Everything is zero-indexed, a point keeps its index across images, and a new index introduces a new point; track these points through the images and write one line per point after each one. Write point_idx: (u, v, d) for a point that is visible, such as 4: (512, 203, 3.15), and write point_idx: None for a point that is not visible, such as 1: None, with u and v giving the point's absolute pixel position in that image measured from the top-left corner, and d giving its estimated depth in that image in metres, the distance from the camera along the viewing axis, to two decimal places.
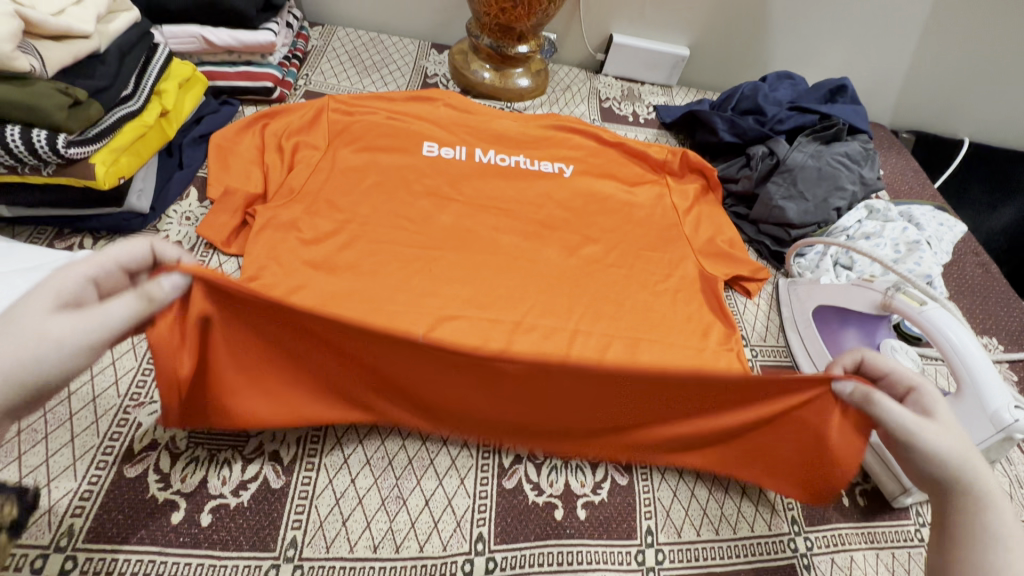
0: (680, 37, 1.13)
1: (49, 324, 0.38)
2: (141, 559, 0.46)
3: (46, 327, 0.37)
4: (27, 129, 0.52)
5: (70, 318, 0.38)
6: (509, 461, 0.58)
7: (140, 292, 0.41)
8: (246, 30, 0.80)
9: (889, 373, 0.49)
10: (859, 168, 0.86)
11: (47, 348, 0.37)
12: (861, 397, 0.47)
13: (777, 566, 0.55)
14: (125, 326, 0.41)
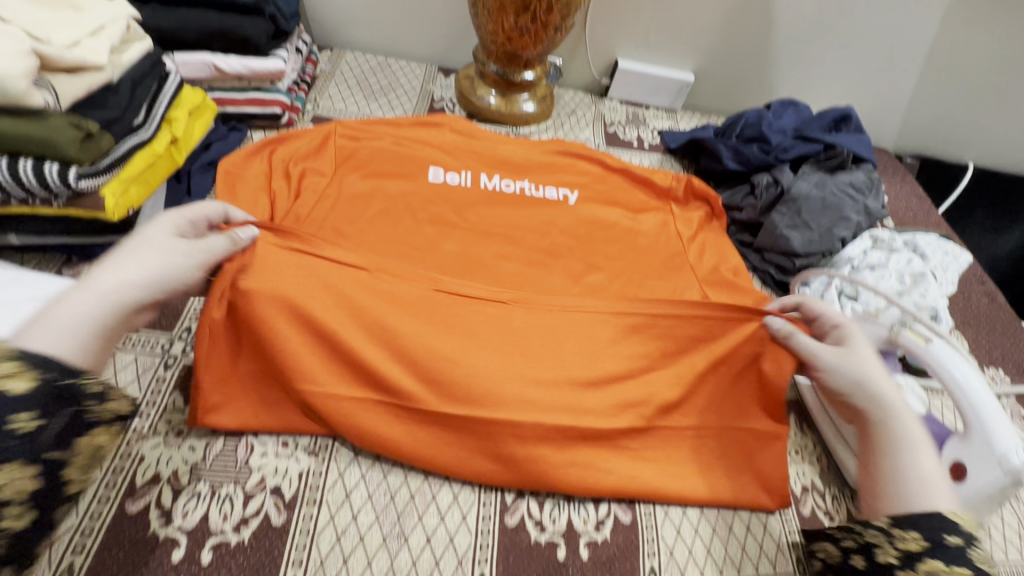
0: (685, 63, 1.14)
1: (175, 246, 0.51)
2: None
3: (173, 247, 0.50)
4: (39, 162, 0.53)
5: (187, 244, 0.52)
6: (511, 497, 0.58)
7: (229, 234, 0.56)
8: (256, 58, 0.81)
9: (819, 316, 0.63)
10: (864, 198, 0.86)
11: (176, 264, 0.50)
12: (786, 333, 0.61)
13: None
14: (221, 256, 0.55)
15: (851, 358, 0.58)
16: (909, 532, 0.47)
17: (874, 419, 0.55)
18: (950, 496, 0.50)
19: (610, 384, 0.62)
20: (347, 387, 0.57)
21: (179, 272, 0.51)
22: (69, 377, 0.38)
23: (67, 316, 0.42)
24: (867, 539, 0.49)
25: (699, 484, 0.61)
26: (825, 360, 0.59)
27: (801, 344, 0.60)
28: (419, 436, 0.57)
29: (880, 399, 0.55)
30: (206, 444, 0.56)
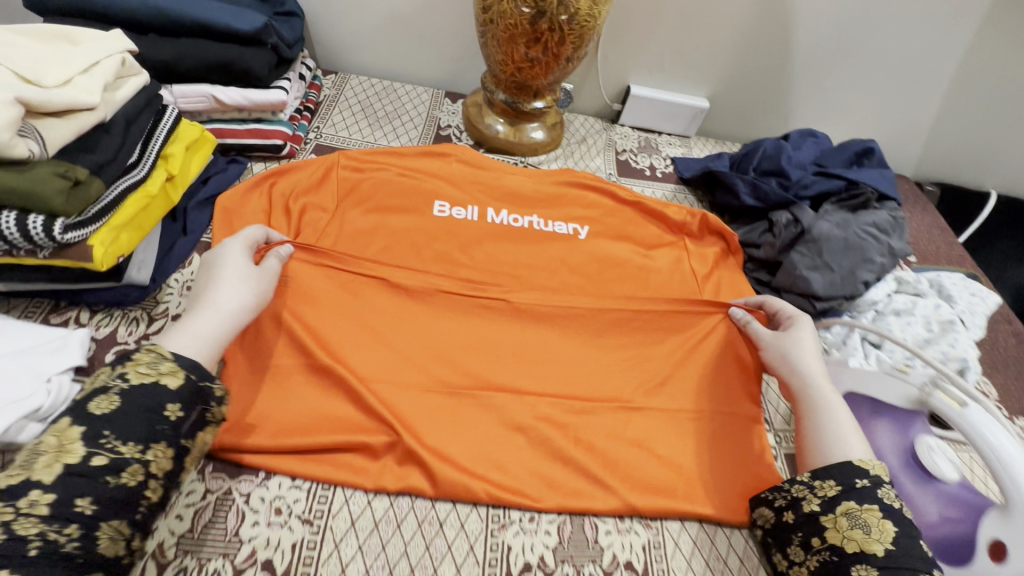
0: (700, 89, 1.11)
1: (256, 272, 0.62)
2: None
3: (253, 272, 0.62)
4: (24, 214, 0.50)
5: (260, 269, 0.63)
6: (518, 569, 0.55)
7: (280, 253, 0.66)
8: (258, 89, 0.79)
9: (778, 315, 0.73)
10: (888, 238, 0.82)
11: (261, 287, 0.62)
12: (744, 321, 0.73)
13: None
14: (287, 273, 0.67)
15: (786, 341, 0.69)
16: (826, 482, 0.56)
17: (800, 394, 0.66)
18: (865, 451, 0.59)
19: (590, 386, 0.68)
20: (351, 375, 0.62)
21: (264, 292, 0.62)
22: (204, 380, 0.52)
23: (198, 332, 0.56)
24: (794, 494, 0.57)
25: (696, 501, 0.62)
26: (766, 342, 0.71)
27: (753, 331, 0.72)
28: (425, 416, 0.61)
29: (805, 376, 0.66)
30: (194, 512, 0.52)
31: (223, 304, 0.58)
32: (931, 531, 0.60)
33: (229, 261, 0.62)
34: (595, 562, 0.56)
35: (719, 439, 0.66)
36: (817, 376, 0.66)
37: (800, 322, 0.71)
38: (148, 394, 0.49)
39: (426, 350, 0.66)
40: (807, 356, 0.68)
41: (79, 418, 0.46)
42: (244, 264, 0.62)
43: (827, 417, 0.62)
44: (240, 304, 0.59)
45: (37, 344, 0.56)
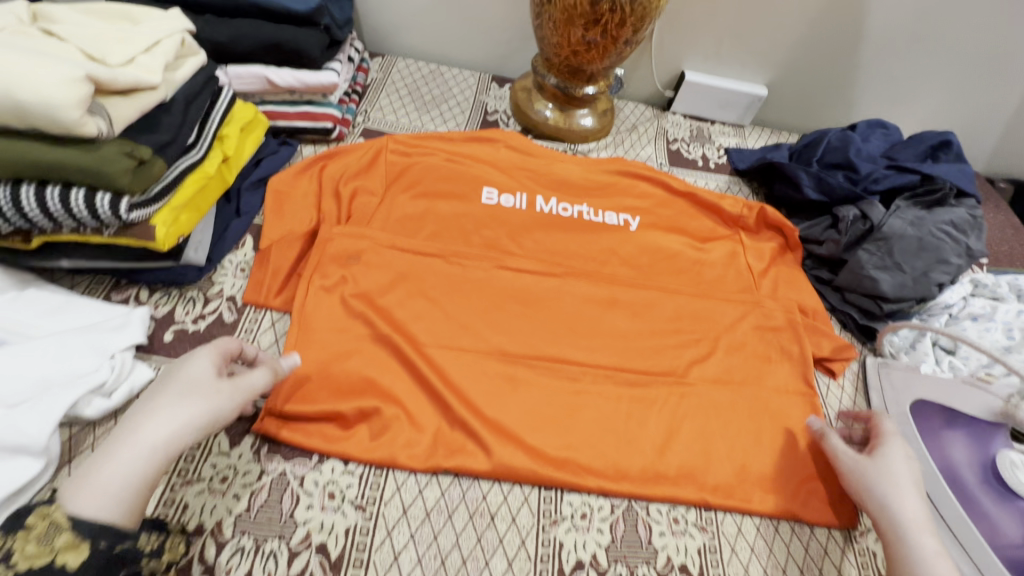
0: (758, 76, 1.05)
1: (217, 386, 0.47)
2: None
3: (216, 389, 0.47)
4: (92, 192, 0.51)
5: (230, 384, 0.48)
6: (570, 566, 0.53)
7: (272, 368, 0.53)
8: (310, 70, 0.78)
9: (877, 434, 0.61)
10: (965, 238, 0.77)
11: (222, 408, 0.46)
12: (822, 430, 0.64)
13: None
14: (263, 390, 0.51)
15: (870, 466, 0.58)
16: None
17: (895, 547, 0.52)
18: None
19: (635, 367, 0.68)
20: (407, 344, 0.64)
21: (223, 417, 0.47)
22: (121, 543, 0.40)
23: (108, 479, 0.41)
24: None
25: (753, 499, 0.61)
26: (844, 465, 0.59)
27: (832, 446, 0.62)
28: (473, 388, 0.62)
29: (898, 524, 0.53)
30: (251, 493, 0.52)
31: (158, 437, 0.43)
32: (1007, 552, 0.56)
33: (184, 370, 0.47)
34: (649, 564, 0.55)
35: (778, 439, 0.66)
36: (911, 522, 0.53)
37: (894, 449, 0.59)
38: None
39: (472, 330, 0.67)
40: (902, 494, 0.55)
41: None
42: (207, 375, 0.47)
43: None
44: (176, 432, 0.44)
45: (100, 321, 0.57)
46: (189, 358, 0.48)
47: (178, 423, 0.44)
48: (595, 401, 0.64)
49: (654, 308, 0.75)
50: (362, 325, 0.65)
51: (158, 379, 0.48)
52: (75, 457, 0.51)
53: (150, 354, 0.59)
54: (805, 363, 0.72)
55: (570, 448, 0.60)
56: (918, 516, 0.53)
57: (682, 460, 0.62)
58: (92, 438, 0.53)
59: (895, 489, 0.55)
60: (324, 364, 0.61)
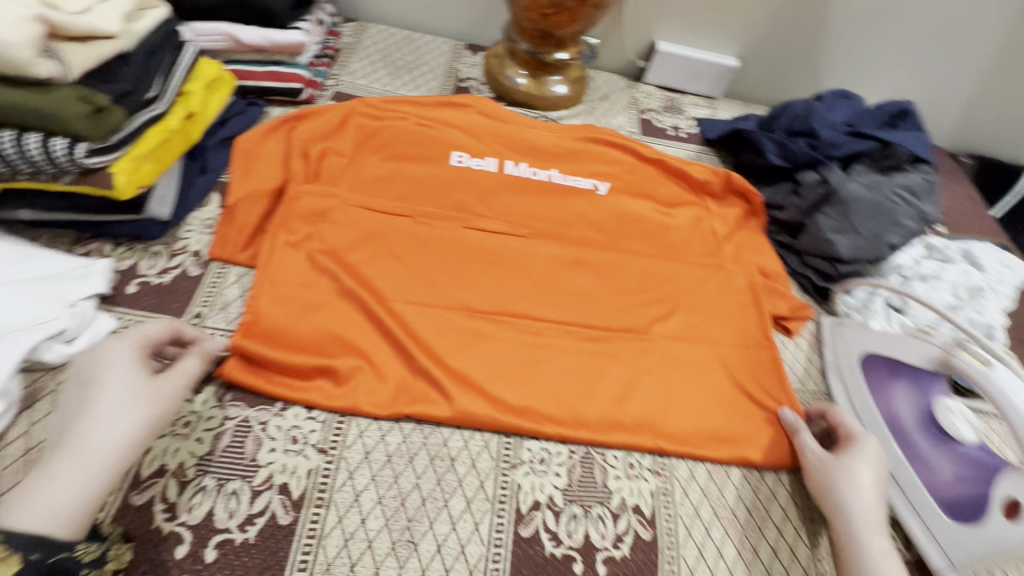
0: (729, 47, 1.07)
1: (152, 388, 0.48)
2: None
3: (151, 392, 0.47)
4: (48, 136, 0.51)
5: (162, 382, 0.49)
6: (527, 507, 0.56)
7: (200, 352, 0.54)
8: (277, 29, 0.77)
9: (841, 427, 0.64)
10: (919, 202, 0.80)
11: (162, 409, 0.47)
12: (795, 424, 0.65)
13: None
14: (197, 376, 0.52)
15: (833, 466, 0.60)
16: None
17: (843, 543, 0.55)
18: None
19: (599, 324, 0.70)
20: (372, 299, 0.65)
21: (163, 415, 0.48)
22: (58, 554, 0.39)
23: (52, 496, 0.41)
24: None
25: (705, 446, 0.63)
26: (809, 463, 0.61)
27: (803, 442, 0.63)
28: (438, 340, 0.63)
29: (850, 520, 0.56)
30: (214, 436, 0.54)
31: (99, 448, 0.43)
32: (945, 492, 0.60)
33: (110, 378, 0.47)
34: (604, 504, 0.57)
35: (731, 392, 0.68)
36: (862, 519, 0.56)
37: (869, 446, 0.60)
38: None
39: (437, 287, 0.68)
40: (858, 493, 0.57)
41: None
42: (138, 378, 0.48)
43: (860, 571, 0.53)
44: (118, 439, 0.44)
45: (62, 272, 0.57)
46: (107, 363, 0.48)
47: (119, 432, 0.44)
48: (557, 355, 0.66)
49: (619, 269, 0.76)
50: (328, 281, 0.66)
51: (77, 389, 0.47)
52: (36, 402, 0.52)
53: (113, 306, 0.59)
54: (761, 319, 0.74)
55: (529, 398, 0.62)
56: (872, 514, 0.56)
57: (641, 410, 0.64)
58: (53, 384, 0.53)
59: (854, 486, 0.57)
60: (290, 316, 0.61)
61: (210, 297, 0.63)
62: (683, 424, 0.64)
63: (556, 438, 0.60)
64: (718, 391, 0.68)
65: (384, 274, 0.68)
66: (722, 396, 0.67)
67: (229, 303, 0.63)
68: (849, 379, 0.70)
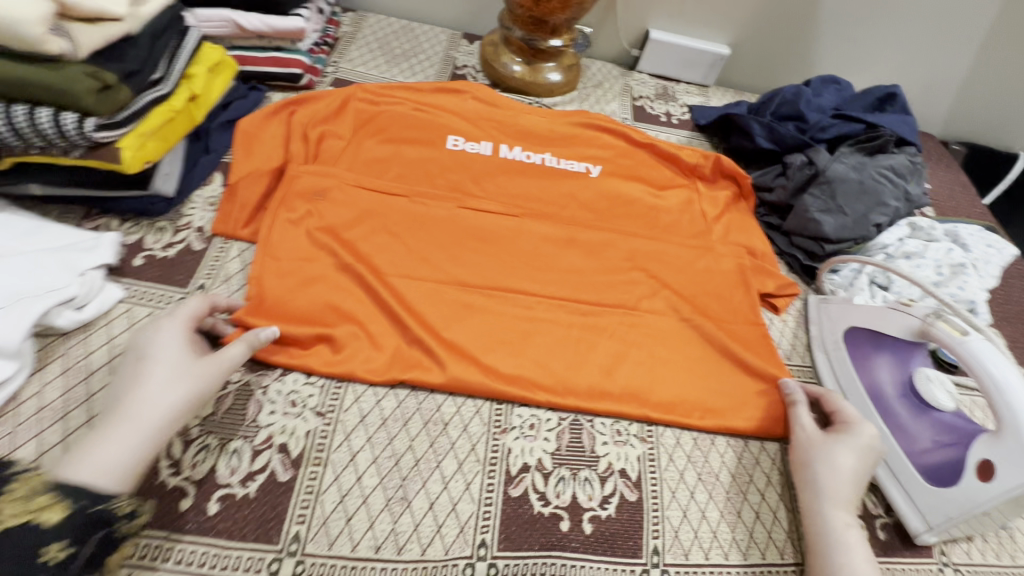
0: (721, 36, 1.08)
1: (196, 365, 0.51)
2: (178, 546, 0.48)
3: (197, 368, 0.51)
4: (58, 111, 0.54)
5: (208, 359, 0.52)
6: (517, 468, 0.58)
7: (247, 341, 0.55)
8: (278, 16, 0.80)
9: (836, 411, 0.64)
10: (905, 183, 0.82)
11: (206, 385, 0.51)
12: (795, 399, 0.65)
13: None
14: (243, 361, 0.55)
15: (817, 444, 0.60)
16: None
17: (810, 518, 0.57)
18: None
19: (589, 299, 0.72)
20: (370, 274, 0.67)
21: (206, 392, 0.51)
22: (103, 503, 0.42)
23: (105, 454, 0.44)
24: None
25: (692, 414, 0.65)
26: (797, 438, 0.62)
27: (799, 418, 0.64)
28: (433, 313, 0.66)
29: (819, 496, 0.57)
30: (217, 399, 0.56)
31: (146, 414, 0.47)
32: (923, 458, 0.61)
33: (160, 355, 0.50)
34: (591, 467, 0.59)
35: (720, 364, 0.70)
36: (833, 498, 0.56)
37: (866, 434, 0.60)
38: (21, 539, 0.37)
39: (432, 264, 0.70)
40: (838, 473, 0.58)
41: None
42: (185, 356, 0.51)
43: (823, 547, 0.54)
44: (164, 408, 0.48)
45: (71, 244, 0.60)
46: (159, 341, 0.52)
47: (166, 403, 0.48)
48: (548, 328, 0.68)
49: (610, 247, 0.78)
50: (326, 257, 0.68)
51: (130, 362, 0.51)
52: (47, 363, 0.54)
53: (120, 277, 0.62)
54: (748, 295, 0.76)
55: (520, 366, 0.64)
56: (845, 495, 0.57)
57: (630, 380, 0.66)
58: (63, 348, 0.56)
59: (838, 468, 0.58)
60: (290, 287, 0.64)
61: (213, 271, 0.65)
62: (669, 395, 0.66)
63: (545, 405, 0.63)
64: (706, 363, 0.70)
65: (381, 250, 0.70)
66: (710, 368, 0.69)
67: (231, 276, 0.65)
68: (833, 351, 0.72)
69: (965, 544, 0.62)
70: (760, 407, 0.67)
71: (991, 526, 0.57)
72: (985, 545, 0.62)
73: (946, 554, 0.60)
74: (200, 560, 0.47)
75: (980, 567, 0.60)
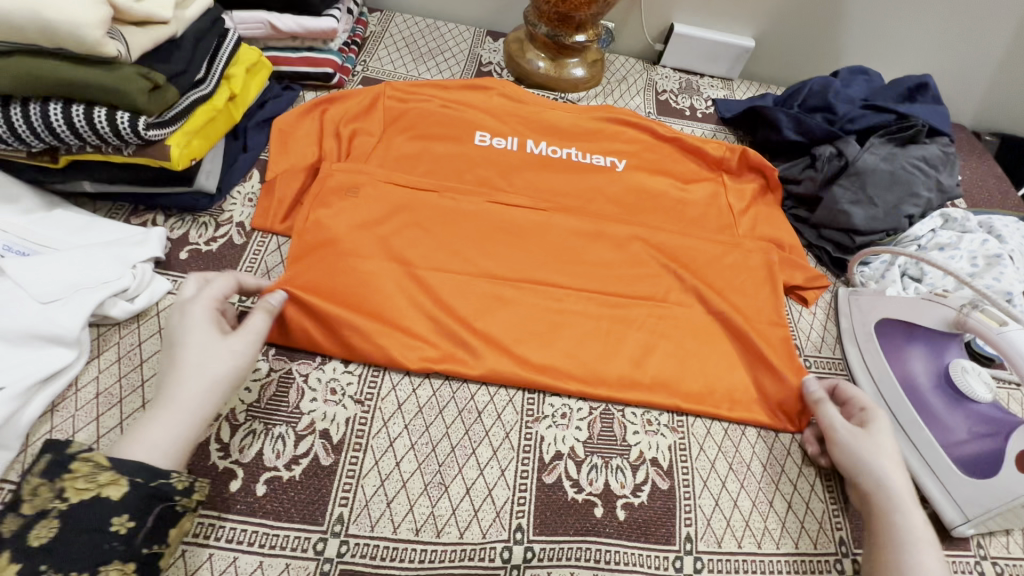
0: (746, 28, 1.08)
1: (226, 341, 0.52)
2: (223, 525, 0.50)
3: (230, 347, 0.52)
4: (113, 111, 0.56)
5: (238, 338, 0.53)
6: (549, 456, 0.59)
7: (263, 307, 0.57)
8: (310, 16, 0.82)
9: (851, 399, 0.64)
10: (937, 173, 0.81)
11: (240, 363, 0.52)
12: (818, 398, 0.63)
13: None
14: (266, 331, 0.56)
15: (866, 441, 0.58)
16: None
17: (879, 518, 0.54)
18: None
19: (617, 291, 0.73)
20: (401, 266, 0.69)
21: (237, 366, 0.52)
22: (158, 479, 0.43)
23: (152, 437, 0.45)
24: None
25: (722, 404, 0.66)
26: (836, 437, 0.60)
27: (825, 416, 0.62)
28: (465, 303, 0.67)
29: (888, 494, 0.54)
30: (261, 386, 0.59)
31: (183, 395, 0.48)
32: (959, 450, 0.61)
33: (190, 334, 0.51)
34: (623, 456, 0.60)
35: (749, 355, 0.69)
36: (901, 496, 0.54)
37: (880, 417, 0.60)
38: (93, 511, 0.41)
39: (463, 257, 0.72)
40: (890, 467, 0.56)
41: (16, 554, 0.38)
42: (215, 335, 0.52)
43: (899, 548, 0.51)
44: (199, 388, 0.49)
45: (123, 238, 0.62)
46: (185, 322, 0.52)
47: (206, 384, 0.49)
48: (577, 319, 0.69)
49: (639, 239, 0.77)
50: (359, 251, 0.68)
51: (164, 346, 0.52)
52: (103, 351, 0.57)
53: (167, 270, 0.65)
54: (775, 287, 0.76)
55: (551, 356, 0.65)
56: (908, 490, 0.54)
57: (659, 371, 0.66)
58: (117, 337, 0.59)
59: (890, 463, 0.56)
60: (325, 278, 0.65)
61: (254, 264, 0.68)
62: (699, 386, 0.66)
63: (577, 395, 0.63)
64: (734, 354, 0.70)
65: (412, 243, 0.71)
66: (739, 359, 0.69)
67: (271, 269, 0.68)
68: (863, 342, 0.72)
69: (1003, 537, 0.61)
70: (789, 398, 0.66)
71: None
72: None
73: (984, 547, 0.60)
74: (249, 538, 0.49)
75: (1018, 560, 0.60)
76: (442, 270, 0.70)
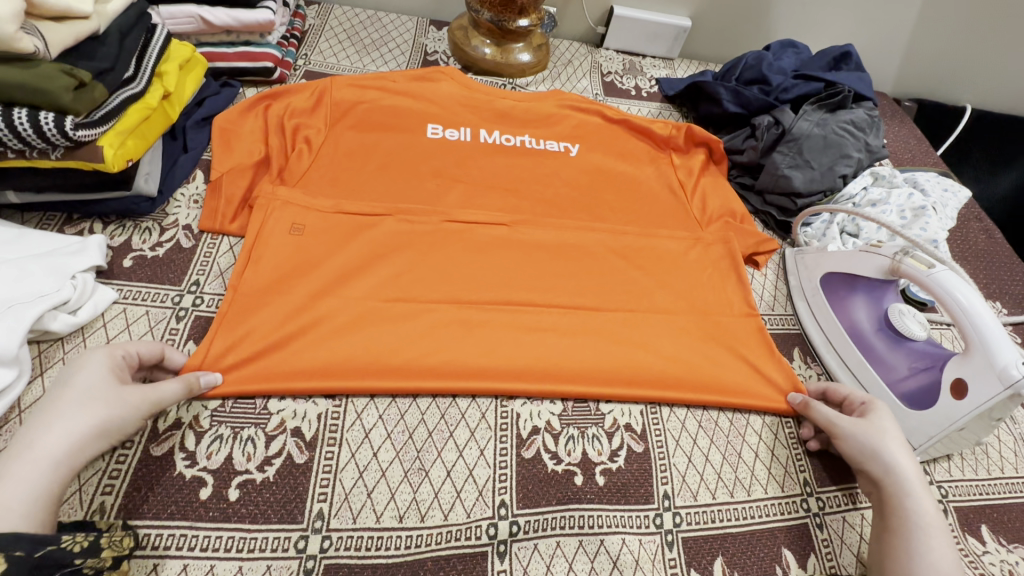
0: (681, 8, 1.11)
1: (120, 395, 0.48)
2: (165, 532, 0.48)
3: (117, 399, 0.48)
4: (34, 111, 0.53)
5: (137, 392, 0.49)
6: (527, 431, 0.60)
7: (187, 380, 0.52)
8: (244, 9, 0.79)
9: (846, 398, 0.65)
10: (864, 135, 0.87)
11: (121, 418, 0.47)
12: (803, 405, 0.65)
13: (803, 523, 0.59)
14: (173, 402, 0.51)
15: (870, 430, 0.59)
16: None
17: (891, 505, 0.55)
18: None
19: (580, 269, 0.74)
20: (355, 262, 0.67)
21: (124, 423, 0.48)
22: (46, 547, 0.40)
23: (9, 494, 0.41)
24: None
25: (682, 382, 0.66)
26: (842, 430, 0.60)
27: (821, 414, 0.63)
28: (424, 294, 0.67)
29: (897, 476, 0.56)
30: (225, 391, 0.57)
31: (51, 450, 0.44)
32: (903, 386, 0.66)
33: (83, 381, 0.47)
34: (598, 424, 0.62)
35: (707, 336, 0.70)
36: (910, 482, 0.55)
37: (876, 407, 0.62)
38: None
39: (424, 246, 0.71)
40: (897, 450, 0.57)
41: None
42: (106, 382, 0.48)
43: (911, 533, 0.53)
44: (72, 443, 0.45)
45: (58, 248, 0.59)
46: (87, 365, 0.48)
47: (76, 436, 0.45)
48: (542, 299, 0.70)
49: (603, 241, 0.77)
50: (309, 272, 0.65)
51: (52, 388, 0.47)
52: (47, 369, 0.54)
53: (111, 279, 0.62)
54: (734, 265, 0.78)
55: (519, 337, 0.65)
56: (918, 475, 0.56)
57: (626, 364, 0.66)
58: (61, 353, 0.56)
59: (896, 452, 0.57)
60: (275, 304, 0.61)
61: (206, 267, 0.65)
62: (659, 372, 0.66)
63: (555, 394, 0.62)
64: (693, 337, 0.70)
65: (370, 236, 0.70)
66: (698, 339, 0.70)
67: (224, 271, 0.65)
68: (812, 296, 0.77)
69: (945, 463, 0.66)
70: (744, 373, 0.68)
71: (965, 440, 0.61)
72: (963, 462, 0.67)
73: (930, 472, 0.65)
74: (224, 544, 0.48)
75: (961, 481, 0.65)
76: (403, 260, 0.69)
